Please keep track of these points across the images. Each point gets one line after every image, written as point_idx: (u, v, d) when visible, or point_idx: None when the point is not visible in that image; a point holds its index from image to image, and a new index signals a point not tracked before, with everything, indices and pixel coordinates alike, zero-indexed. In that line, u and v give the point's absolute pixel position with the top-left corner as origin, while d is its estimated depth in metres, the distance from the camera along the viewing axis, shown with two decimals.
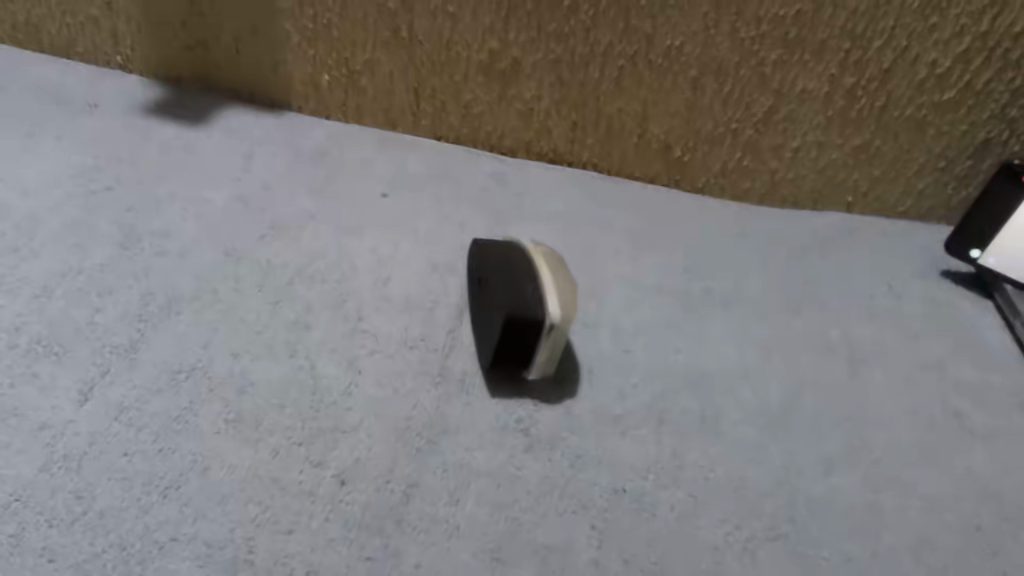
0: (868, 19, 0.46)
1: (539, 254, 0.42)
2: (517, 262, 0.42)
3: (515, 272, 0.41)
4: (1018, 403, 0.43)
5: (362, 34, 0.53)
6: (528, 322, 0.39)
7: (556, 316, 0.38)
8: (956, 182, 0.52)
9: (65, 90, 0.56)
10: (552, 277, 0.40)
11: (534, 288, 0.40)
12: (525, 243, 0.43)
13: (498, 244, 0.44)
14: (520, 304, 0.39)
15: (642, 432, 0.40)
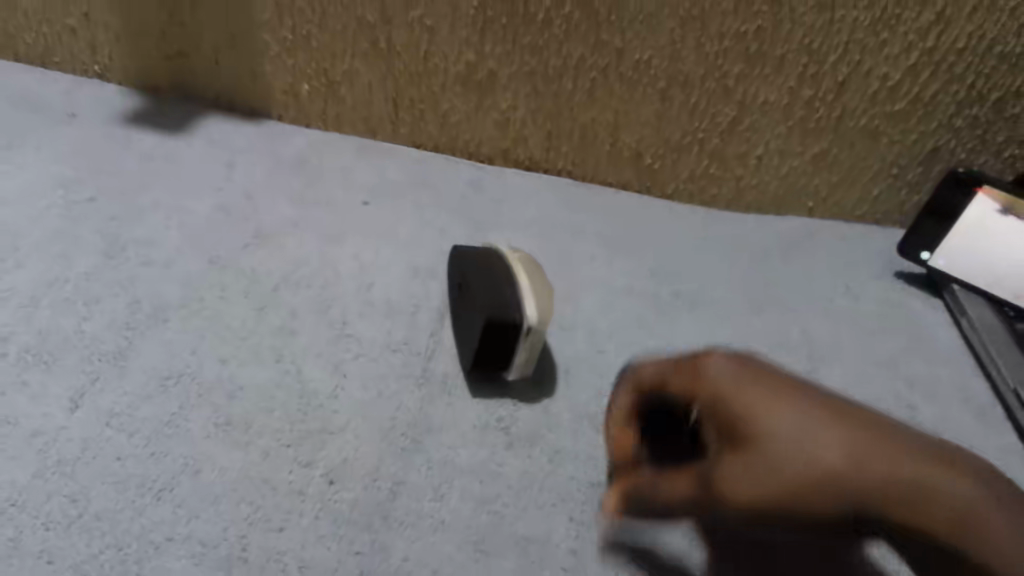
0: (823, 34, 0.49)
1: (516, 260, 0.43)
2: (495, 267, 0.44)
3: (495, 277, 0.43)
4: (964, 396, 0.46)
5: (340, 45, 0.54)
6: (507, 325, 0.40)
7: (534, 320, 0.40)
8: (908, 188, 0.55)
9: (44, 100, 0.57)
10: (528, 282, 0.42)
11: (513, 293, 0.41)
12: (502, 249, 0.45)
13: (477, 250, 0.46)
14: (500, 308, 0.41)
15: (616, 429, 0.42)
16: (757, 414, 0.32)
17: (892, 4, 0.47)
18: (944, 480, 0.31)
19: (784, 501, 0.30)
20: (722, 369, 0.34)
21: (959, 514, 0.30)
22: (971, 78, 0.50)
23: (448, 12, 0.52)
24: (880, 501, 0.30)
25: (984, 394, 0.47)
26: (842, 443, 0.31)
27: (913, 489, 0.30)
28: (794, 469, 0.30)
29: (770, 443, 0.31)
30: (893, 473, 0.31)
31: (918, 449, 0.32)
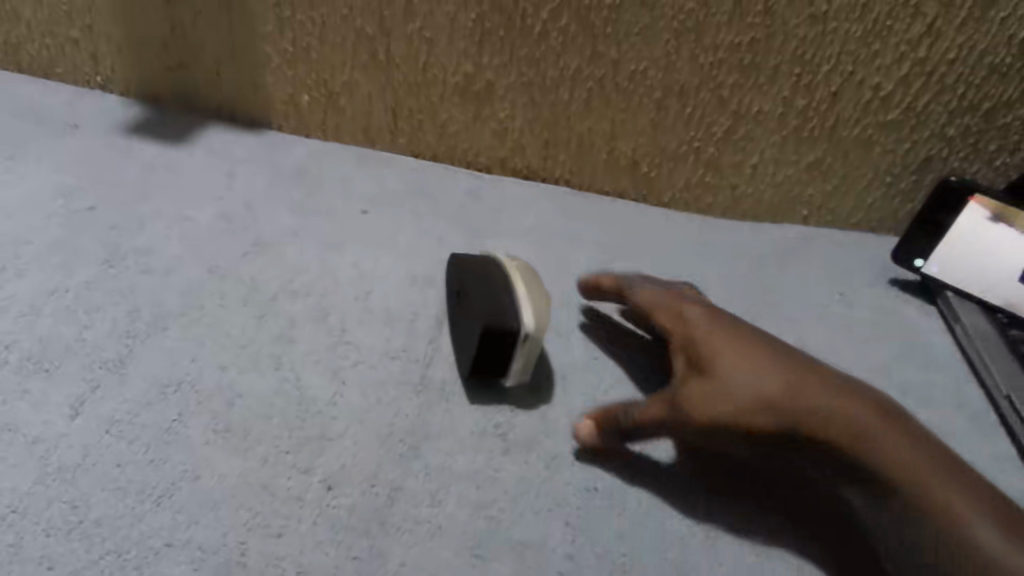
0: (816, 45, 0.49)
1: (514, 268, 0.44)
2: (493, 274, 0.44)
3: (493, 284, 0.43)
4: (958, 401, 0.47)
5: (339, 57, 0.55)
6: (504, 332, 0.41)
7: (532, 328, 0.41)
8: (902, 196, 0.56)
9: (46, 110, 0.58)
10: (526, 290, 0.42)
11: (511, 301, 0.42)
12: (500, 257, 0.45)
13: (475, 258, 0.46)
14: (498, 315, 0.41)
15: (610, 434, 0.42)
16: (721, 350, 0.39)
17: (883, 16, 0.48)
18: (866, 416, 0.37)
19: (736, 416, 0.37)
20: (700, 319, 0.42)
21: (870, 439, 0.36)
22: (963, 88, 0.51)
23: (446, 24, 0.52)
24: (812, 424, 0.37)
25: (978, 400, 0.47)
26: (788, 379, 0.38)
27: (841, 417, 0.37)
28: (745, 391, 0.37)
29: (728, 371, 0.38)
30: (825, 402, 0.37)
31: (846, 391, 0.38)
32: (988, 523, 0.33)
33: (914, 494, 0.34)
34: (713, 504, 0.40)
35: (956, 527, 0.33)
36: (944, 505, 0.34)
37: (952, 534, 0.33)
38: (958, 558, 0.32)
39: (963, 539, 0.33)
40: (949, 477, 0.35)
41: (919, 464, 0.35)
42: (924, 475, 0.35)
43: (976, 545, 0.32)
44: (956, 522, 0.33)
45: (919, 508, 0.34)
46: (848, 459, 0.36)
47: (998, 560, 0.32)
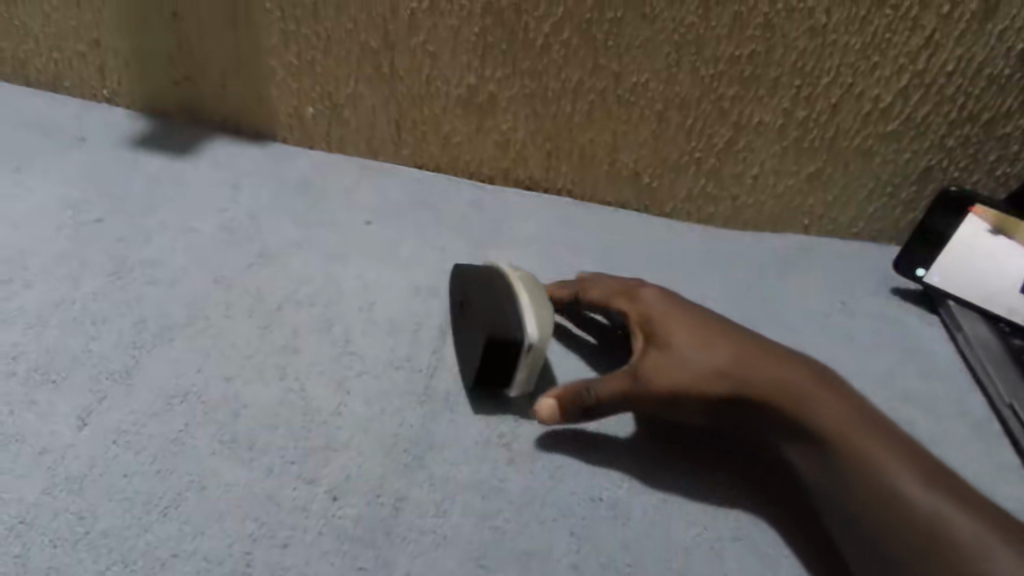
0: (816, 57, 0.49)
1: (516, 278, 0.44)
2: (495, 285, 0.44)
3: (497, 295, 0.43)
4: (961, 410, 0.47)
5: (343, 70, 0.55)
6: (507, 344, 0.41)
7: (535, 339, 0.41)
8: (902, 206, 0.56)
9: (53, 123, 0.58)
10: (528, 300, 0.42)
11: (513, 311, 0.42)
12: (502, 267, 0.45)
13: (477, 269, 0.47)
14: (502, 325, 0.41)
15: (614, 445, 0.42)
16: (673, 326, 0.42)
17: (882, 29, 0.48)
18: (805, 381, 0.39)
19: (686, 385, 0.39)
20: (653, 300, 0.44)
21: (809, 402, 0.38)
22: (962, 99, 0.51)
23: (449, 38, 0.52)
24: (756, 390, 0.39)
25: (980, 409, 0.47)
26: (735, 350, 0.40)
27: (778, 383, 0.39)
28: (695, 362, 0.40)
29: (679, 344, 0.41)
30: (770, 370, 0.39)
31: (783, 360, 0.40)
32: (915, 476, 0.35)
33: (850, 452, 0.36)
34: (700, 502, 0.40)
35: (886, 481, 0.35)
36: (875, 461, 0.36)
37: (882, 487, 0.35)
38: (886, 509, 0.35)
39: (891, 490, 0.35)
40: (880, 435, 0.37)
41: (854, 424, 0.37)
42: (852, 433, 0.37)
43: (901, 496, 0.34)
44: (886, 476, 0.35)
45: (854, 464, 0.36)
46: (789, 422, 0.38)
47: (922, 509, 0.34)
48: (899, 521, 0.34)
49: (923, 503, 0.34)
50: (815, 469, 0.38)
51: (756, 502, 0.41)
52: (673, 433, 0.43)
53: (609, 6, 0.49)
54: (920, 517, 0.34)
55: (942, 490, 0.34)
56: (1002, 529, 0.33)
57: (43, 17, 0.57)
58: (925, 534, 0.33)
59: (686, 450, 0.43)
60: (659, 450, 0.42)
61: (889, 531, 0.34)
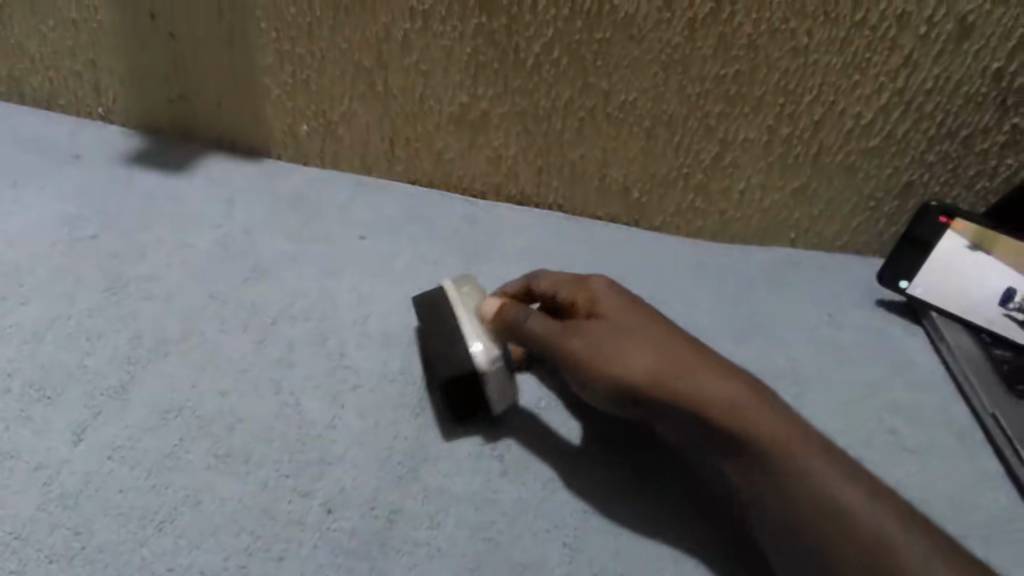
0: (798, 77, 0.50)
1: (455, 305, 0.44)
2: (442, 311, 0.45)
3: (440, 334, 0.44)
4: (945, 419, 0.48)
5: (338, 88, 0.56)
6: (460, 368, 0.42)
7: (483, 361, 0.41)
8: (886, 220, 0.57)
9: (49, 142, 0.59)
10: (467, 319, 0.43)
11: (461, 334, 0.43)
12: (447, 287, 0.46)
13: (428, 293, 0.47)
14: (452, 365, 0.42)
15: (595, 456, 0.43)
16: (613, 318, 0.41)
17: (861, 49, 0.49)
18: (740, 395, 0.37)
19: (617, 376, 0.38)
20: (597, 292, 0.43)
21: (745, 413, 0.36)
22: (941, 117, 0.52)
23: (440, 57, 0.53)
24: (690, 396, 0.37)
25: (964, 419, 0.48)
26: (672, 343, 0.39)
27: (706, 395, 0.37)
28: (629, 356, 0.38)
29: (613, 334, 0.40)
30: (706, 373, 0.38)
31: (717, 369, 0.38)
32: (856, 494, 0.34)
33: (791, 469, 0.35)
34: (671, 513, 0.40)
35: (828, 500, 0.34)
36: (814, 479, 0.35)
37: (823, 506, 0.34)
38: (828, 529, 0.34)
39: (832, 508, 0.34)
40: (821, 450, 0.36)
41: (793, 438, 0.36)
42: (789, 449, 0.35)
43: (844, 515, 0.33)
44: (825, 495, 0.34)
45: (791, 481, 0.35)
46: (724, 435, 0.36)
47: (862, 529, 0.33)
48: (841, 541, 0.33)
49: (868, 523, 0.33)
50: (752, 486, 0.36)
51: (705, 519, 0.40)
52: (635, 450, 0.43)
53: (598, 27, 0.50)
54: (865, 538, 0.33)
55: (884, 508, 0.34)
56: (945, 551, 0.32)
57: (40, 37, 0.58)
58: (869, 555, 0.32)
59: (644, 471, 0.42)
60: (625, 467, 0.42)
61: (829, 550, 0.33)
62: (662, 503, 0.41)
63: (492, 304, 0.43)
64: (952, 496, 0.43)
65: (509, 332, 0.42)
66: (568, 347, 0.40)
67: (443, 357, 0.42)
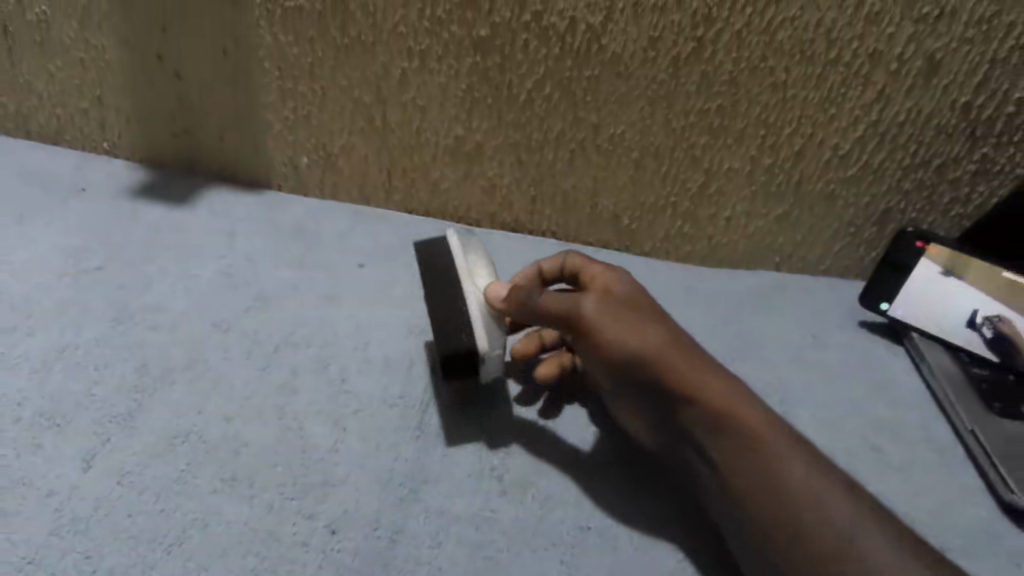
0: (777, 111, 0.53)
1: (467, 275, 0.45)
2: (448, 277, 0.45)
3: (446, 300, 0.44)
4: (927, 436, 0.50)
5: (337, 124, 0.58)
6: (460, 345, 0.43)
7: (484, 343, 0.43)
8: (866, 245, 0.60)
9: (56, 177, 0.61)
10: (477, 294, 0.44)
11: (462, 294, 0.44)
12: (453, 244, 0.47)
13: (433, 242, 0.48)
14: (455, 338, 0.43)
15: (609, 458, 0.45)
16: (626, 298, 0.42)
17: (836, 85, 0.51)
18: (735, 392, 0.39)
19: (625, 350, 0.40)
20: (612, 276, 0.44)
21: (738, 407, 0.38)
22: (914, 147, 0.54)
23: (437, 94, 0.55)
24: (690, 381, 0.39)
25: (946, 436, 0.50)
26: (680, 334, 0.41)
27: (705, 383, 0.38)
28: (640, 335, 0.40)
29: (628, 312, 0.41)
30: (709, 364, 0.40)
31: (718, 366, 0.40)
32: (831, 496, 0.36)
33: (777, 459, 0.37)
34: (658, 525, 0.42)
35: (809, 496, 0.36)
36: (791, 479, 0.37)
37: (801, 499, 0.36)
38: (805, 523, 0.35)
39: (811, 503, 0.36)
40: (803, 452, 0.38)
41: (778, 438, 0.38)
42: (772, 445, 0.37)
43: (822, 511, 0.35)
44: (801, 495, 0.36)
45: (769, 477, 0.37)
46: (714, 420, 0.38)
47: (831, 531, 0.35)
48: (813, 535, 0.35)
49: (843, 521, 0.35)
50: (734, 471, 0.38)
51: (685, 528, 0.42)
52: (641, 452, 0.45)
53: (586, 65, 0.52)
54: (834, 537, 0.35)
55: (859, 510, 0.36)
56: (926, 561, 0.34)
57: (48, 75, 0.60)
58: (840, 552, 0.34)
59: (638, 476, 0.44)
60: (612, 481, 0.44)
61: (802, 540, 0.35)
62: (649, 514, 0.42)
63: (502, 287, 0.43)
64: (935, 511, 0.45)
65: (516, 306, 0.42)
66: (583, 317, 0.41)
67: (444, 326, 0.43)
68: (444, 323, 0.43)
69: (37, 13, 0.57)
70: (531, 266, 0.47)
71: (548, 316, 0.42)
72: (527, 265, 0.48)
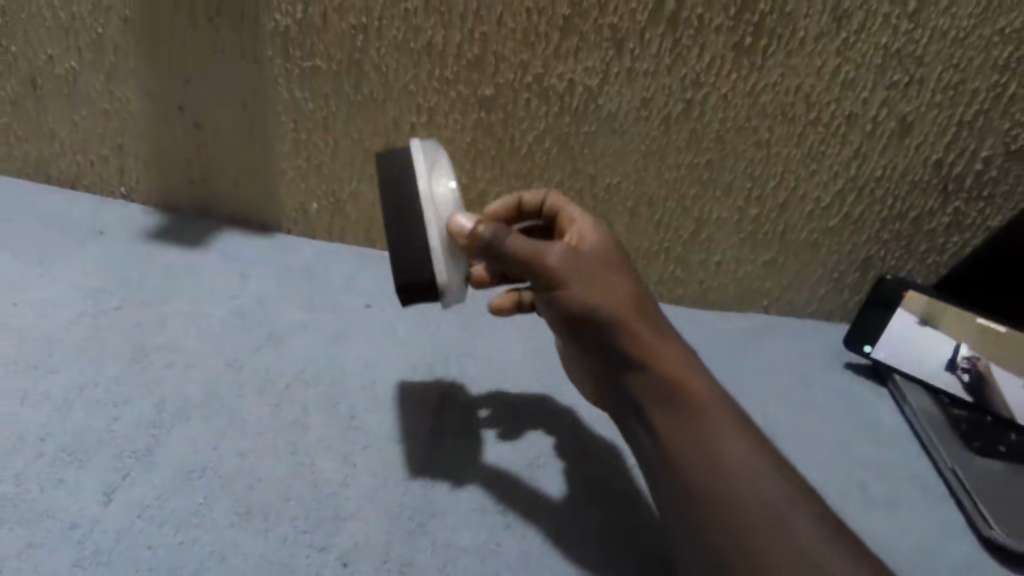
0: (762, 166, 0.56)
1: (428, 196, 0.44)
2: (409, 202, 0.44)
3: (408, 228, 0.44)
4: (910, 473, 0.52)
5: (347, 172, 0.62)
6: (422, 279, 0.43)
7: (444, 276, 0.43)
8: (849, 290, 0.63)
9: (75, 220, 0.64)
10: (439, 219, 0.44)
11: (422, 215, 0.44)
12: (417, 159, 0.46)
13: (394, 152, 0.46)
14: (417, 274, 0.43)
15: (581, 502, 0.47)
16: (595, 252, 0.44)
17: (816, 143, 0.55)
18: (685, 363, 0.42)
19: (586, 304, 0.42)
20: (586, 224, 0.47)
21: (686, 375, 0.42)
22: (891, 201, 0.58)
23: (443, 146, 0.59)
24: (645, 344, 0.42)
25: (928, 474, 0.52)
26: (641, 294, 0.44)
27: (658, 347, 0.42)
28: (602, 294, 0.42)
29: (594, 268, 0.43)
30: (663, 330, 0.43)
31: (673, 338, 0.43)
32: (759, 470, 0.39)
33: (714, 430, 0.40)
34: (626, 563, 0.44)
35: (743, 469, 0.39)
36: (727, 450, 0.39)
37: (732, 470, 0.39)
38: (735, 492, 0.38)
39: (743, 474, 0.38)
40: (741, 430, 0.41)
41: (719, 411, 0.41)
42: (711, 414, 0.41)
43: (751, 482, 0.38)
44: (734, 467, 0.39)
45: (705, 445, 0.40)
46: (662, 383, 0.41)
47: (758, 504, 0.37)
48: (742, 504, 0.38)
49: (772, 495, 0.38)
50: (674, 437, 0.41)
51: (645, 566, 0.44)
52: (609, 497, 0.48)
53: (584, 122, 0.56)
54: (760, 507, 0.37)
55: (791, 491, 0.38)
56: None
57: (73, 125, 0.64)
58: (763, 519, 0.37)
59: (609, 513, 0.46)
60: (587, 517, 0.46)
61: (728, 506, 0.38)
62: (621, 553, 0.44)
63: (465, 219, 0.42)
64: (921, 545, 0.47)
65: (481, 250, 0.42)
66: (547, 268, 0.42)
67: (405, 259, 0.43)
68: (405, 255, 0.43)
69: (65, 68, 0.60)
70: (512, 197, 0.50)
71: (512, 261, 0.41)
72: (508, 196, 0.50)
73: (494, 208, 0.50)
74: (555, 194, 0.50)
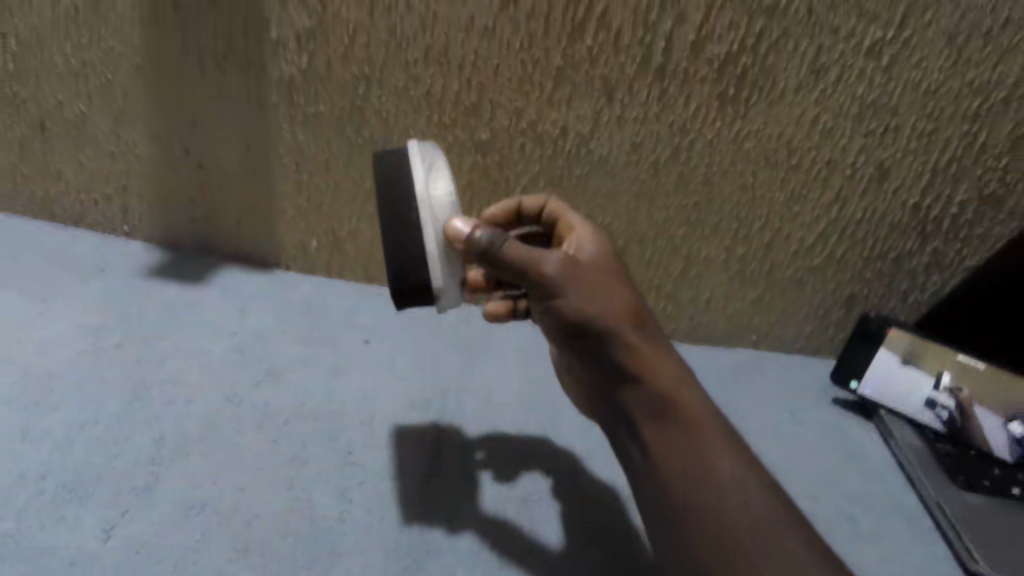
0: (748, 208, 0.58)
1: (426, 198, 0.45)
2: (404, 206, 0.45)
3: (403, 234, 0.44)
4: (897, 507, 0.53)
5: (346, 211, 0.64)
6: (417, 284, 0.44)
7: (440, 281, 0.45)
8: (835, 326, 0.65)
9: (77, 257, 0.65)
10: (436, 222, 0.44)
11: (419, 218, 0.45)
12: (414, 160, 0.46)
13: (393, 154, 0.47)
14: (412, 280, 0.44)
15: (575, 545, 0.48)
16: (594, 261, 0.46)
17: (798, 186, 0.57)
18: (677, 376, 0.44)
19: (584, 313, 0.43)
20: (586, 232, 0.48)
21: (679, 389, 0.43)
22: (872, 242, 0.60)
23: None
24: (641, 355, 0.44)
25: (915, 508, 0.53)
26: (638, 304, 0.45)
27: (653, 360, 0.44)
28: (599, 305, 0.44)
29: (592, 278, 0.44)
30: (657, 342, 0.45)
31: (667, 351, 0.45)
32: (747, 484, 0.40)
33: (706, 444, 0.41)
34: None
35: (733, 483, 0.40)
36: (716, 464, 0.41)
37: (720, 482, 0.40)
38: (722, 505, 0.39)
39: (731, 488, 0.40)
40: (730, 445, 0.42)
41: (710, 426, 0.43)
42: (703, 428, 0.42)
43: (740, 496, 0.39)
44: (724, 481, 0.40)
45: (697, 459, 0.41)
46: (656, 394, 0.43)
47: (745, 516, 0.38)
48: (729, 516, 0.39)
49: (758, 509, 0.39)
50: (667, 450, 0.42)
51: None
52: (602, 539, 0.48)
53: (576, 165, 0.58)
54: (747, 519, 0.38)
55: (776, 508, 0.39)
56: None
57: (79, 165, 0.65)
58: (750, 530, 0.38)
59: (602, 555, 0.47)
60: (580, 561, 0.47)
61: (716, 517, 0.39)
62: None
63: (462, 224, 0.43)
64: None
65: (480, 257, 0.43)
66: (545, 276, 0.43)
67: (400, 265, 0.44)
68: (401, 261, 0.44)
69: (74, 111, 0.62)
70: (512, 202, 0.52)
71: (511, 266, 0.43)
72: (508, 201, 0.52)
73: (493, 212, 0.51)
74: (555, 201, 0.52)
